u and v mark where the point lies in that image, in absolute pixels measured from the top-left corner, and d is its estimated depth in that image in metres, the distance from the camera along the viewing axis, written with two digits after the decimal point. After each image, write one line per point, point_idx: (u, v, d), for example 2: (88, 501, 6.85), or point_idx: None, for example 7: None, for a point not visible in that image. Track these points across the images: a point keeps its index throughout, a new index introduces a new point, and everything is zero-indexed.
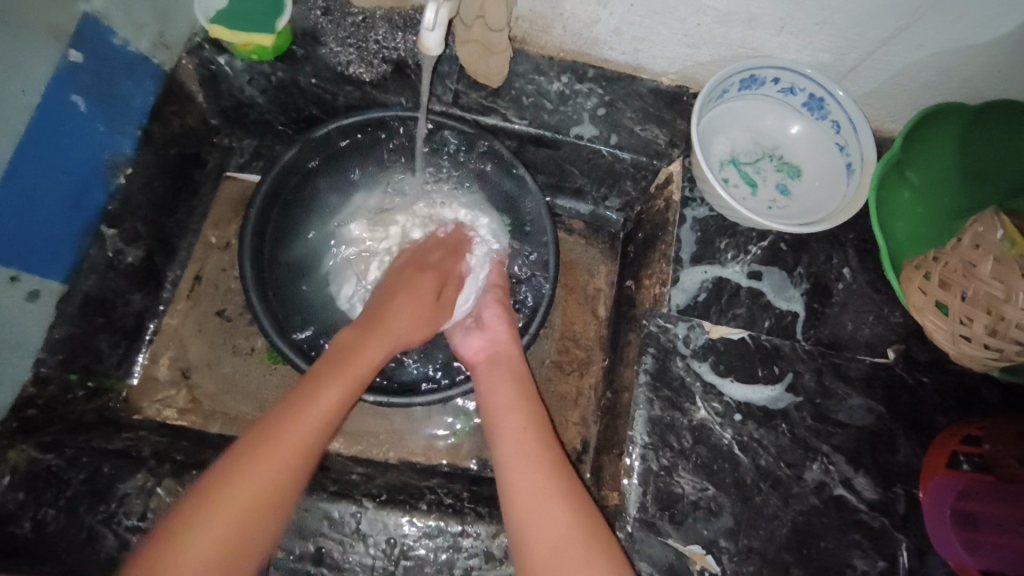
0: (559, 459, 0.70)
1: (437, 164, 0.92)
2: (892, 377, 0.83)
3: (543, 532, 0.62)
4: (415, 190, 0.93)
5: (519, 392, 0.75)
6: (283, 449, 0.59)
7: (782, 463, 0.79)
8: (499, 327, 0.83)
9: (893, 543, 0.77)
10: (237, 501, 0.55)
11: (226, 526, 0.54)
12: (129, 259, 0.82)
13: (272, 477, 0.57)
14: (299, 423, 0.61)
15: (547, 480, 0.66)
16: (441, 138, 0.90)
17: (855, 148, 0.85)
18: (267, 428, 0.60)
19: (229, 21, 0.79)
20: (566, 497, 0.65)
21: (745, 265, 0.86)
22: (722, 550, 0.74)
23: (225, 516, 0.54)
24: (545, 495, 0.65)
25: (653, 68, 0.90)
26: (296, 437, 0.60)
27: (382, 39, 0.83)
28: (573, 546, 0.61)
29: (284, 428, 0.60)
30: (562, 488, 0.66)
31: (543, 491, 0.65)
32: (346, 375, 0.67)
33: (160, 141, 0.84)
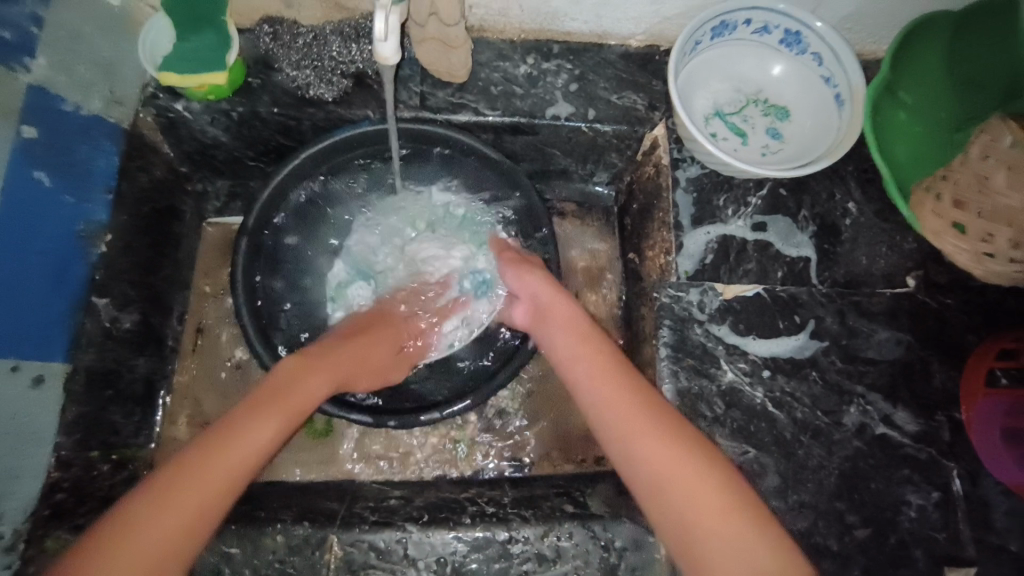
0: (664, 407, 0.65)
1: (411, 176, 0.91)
2: (914, 306, 0.81)
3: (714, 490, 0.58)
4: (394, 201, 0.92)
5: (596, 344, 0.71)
6: (174, 506, 0.53)
7: (819, 413, 0.77)
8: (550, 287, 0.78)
9: (943, 472, 0.75)
10: (241, 453, 0.58)
11: (238, 461, 0.58)
12: (126, 324, 0.80)
13: (178, 519, 0.52)
14: (195, 471, 0.55)
15: (653, 432, 0.62)
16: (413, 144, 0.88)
17: (841, 77, 0.82)
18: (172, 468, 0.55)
19: (178, 60, 0.76)
20: (679, 443, 0.61)
21: (747, 218, 0.84)
22: (773, 511, 0.73)
23: (224, 468, 0.56)
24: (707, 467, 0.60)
25: (618, 32, 0.87)
26: (195, 496, 0.54)
27: (337, 53, 0.82)
28: (680, 488, 0.58)
29: (191, 469, 0.55)
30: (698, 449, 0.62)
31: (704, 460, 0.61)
32: (246, 435, 0.59)
33: (133, 200, 0.82)
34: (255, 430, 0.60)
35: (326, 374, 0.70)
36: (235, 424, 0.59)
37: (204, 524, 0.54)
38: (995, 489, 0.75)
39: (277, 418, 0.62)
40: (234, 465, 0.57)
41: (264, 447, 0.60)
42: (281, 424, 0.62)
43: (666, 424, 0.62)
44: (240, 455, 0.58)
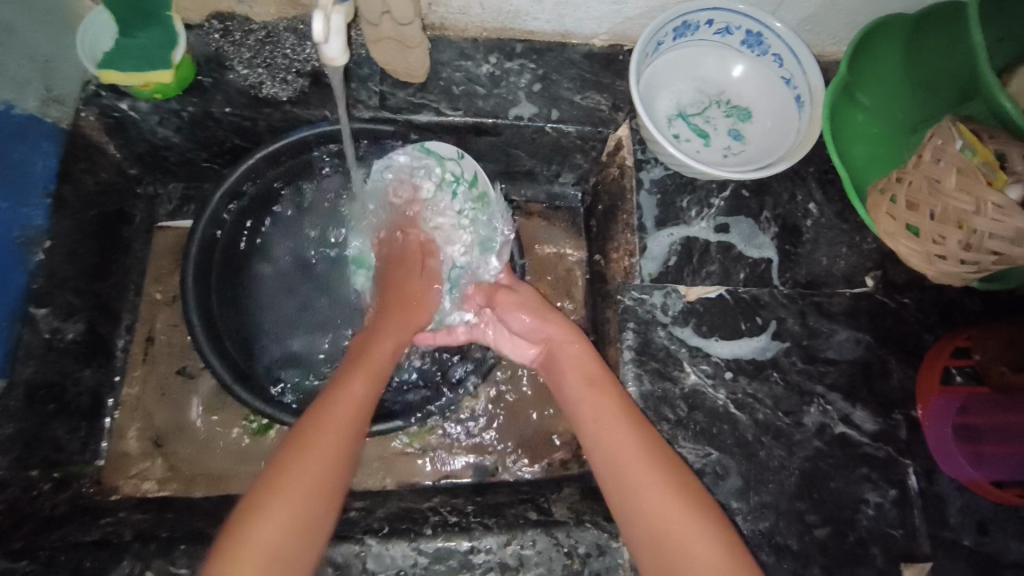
0: (652, 451, 0.65)
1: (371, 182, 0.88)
2: (873, 306, 0.82)
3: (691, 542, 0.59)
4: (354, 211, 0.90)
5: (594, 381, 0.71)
6: (284, 505, 0.56)
7: (781, 413, 0.77)
8: (548, 323, 0.78)
9: (900, 469, 0.76)
10: (325, 448, 0.60)
11: (322, 466, 0.59)
12: (70, 335, 0.76)
13: (284, 523, 0.55)
14: (298, 466, 0.58)
15: (647, 469, 0.63)
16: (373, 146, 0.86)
17: (801, 79, 0.82)
18: (271, 472, 0.58)
19: (122, 61, 0.74)
20: (670, 481, 0.62)
21: (710, 220, 0.84)
22: (735, 513, 0.73)
23: (302, 476, 0.58)
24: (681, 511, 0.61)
25: (581, 31, 0.86)
26: (309, 478, 0.58)
27: (292, 52, 0.80)
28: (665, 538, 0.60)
29: (292, 464, 0.59)
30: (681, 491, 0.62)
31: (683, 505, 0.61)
32: (336, 418, 0.63)
33: (77, 204, 0.78)
34: (331, 429, 0.62)
35: (394, 333, 0.75)
36: (319, 413, 0.63)
37: (312, 526, 0.57)
38: (950, 485, 0.76)
39: (353, 396, 0.66)
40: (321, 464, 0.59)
41: (353, 427, 0.64)
42: (363, 402, 0.66)
43: (658, 462, 0.63)
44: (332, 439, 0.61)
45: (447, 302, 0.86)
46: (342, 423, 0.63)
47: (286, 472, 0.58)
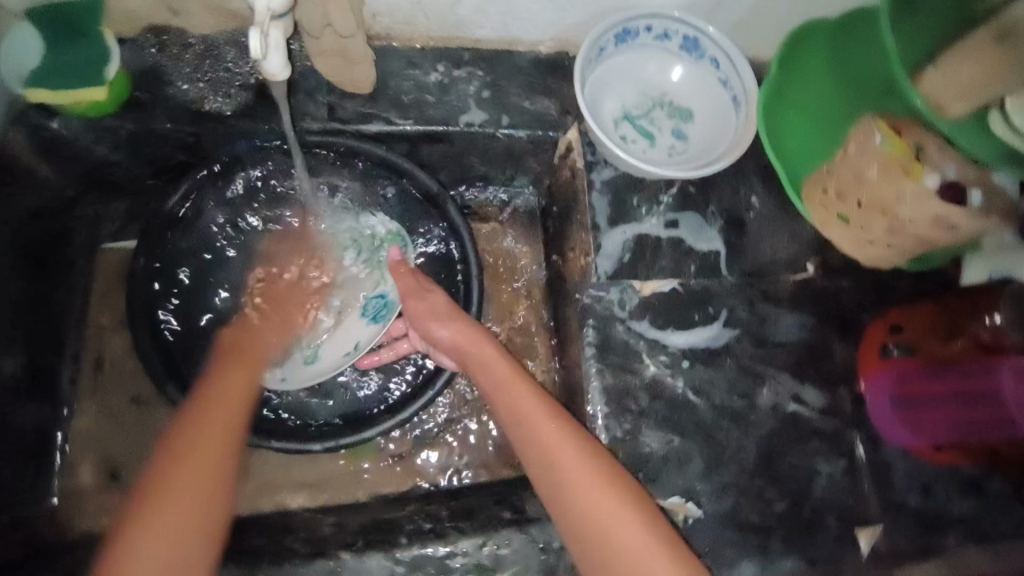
0: (586, 446, 0.66)
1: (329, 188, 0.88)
2: (815, 289, 0.87)
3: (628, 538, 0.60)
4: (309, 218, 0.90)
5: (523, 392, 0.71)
6: (147, 551, 0.52)
7: (736, 397, 0.81)
8: (469, 331, 0.77)
9: (847, 441, 0.82)
10: (190, 487, 0.56)
11: (188, 504, 0.55)
12: (10, 371, 0.72)
13: None
14: (160, 508, 0.54)
15: (588, 473, 0.64)
16: (323, 158, 0.85)
17: (737, 81, 0.87)
18: (134, 525, 0.53)
19: (50, 78, 0.71)
20: (612, 484, 0.64)
21: (660, 216, 0.87)
22: (700, 495, 0.77)
23: (174, 516, 0.54)
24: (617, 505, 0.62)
25: (527, 37, 0.87)
26: (169, 518, 0.54)
27: (233, 65, 0.78)
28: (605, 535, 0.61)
29: (159, 502, 0.54)
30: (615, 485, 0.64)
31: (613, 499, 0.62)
32: (194, 447, 0.58)
33: (10, 230, 0.74)
34: (195, 461, 0.58)
35: (245, 366, 0.70)
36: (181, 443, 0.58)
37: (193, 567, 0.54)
38: (894, 451, 0.82)
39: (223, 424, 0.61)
40: (191, 498, 0.56)
41: (224, 451, 0.60)
42: (229, 428, 0.62)
43: (598, 468, 0.64)
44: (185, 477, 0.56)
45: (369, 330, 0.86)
46: (207, 462, 0.58)
47: (159, 506, 0.54)
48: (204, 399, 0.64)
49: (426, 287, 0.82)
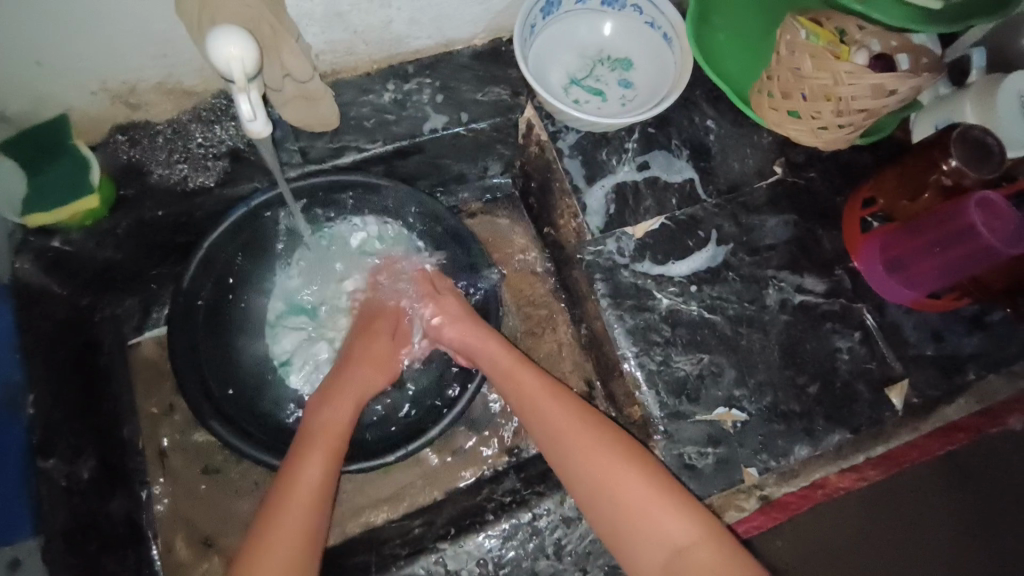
0: (585, 413, 0.75)
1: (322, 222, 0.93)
2: (788, 188, 0.93)
3: (631, 490, 0.67)
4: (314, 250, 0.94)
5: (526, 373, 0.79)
6: (300, 498, 0.67)
7: (747, 303, 0.87)
8: (473, 330, 0.84)
9: (856, 313, 0.88)
10: (295, 513, 0.66)
11: (291, 535, 0.65)
12: (86, 474, 0.76)
13: None
14: (307, 469, 0.70)
15: (586, 440, 0.71)
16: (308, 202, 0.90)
17: (662, 19, 0.92)
18: (290, 472, 0.69)
19: (42, 200, 0.75)
20: (607, 443, 0.71)
21: (631, 162, 0.93)
22: (741, 399, 0.82)
23: (289, 534, 0.65)
24: (619, 463, 0.69)
25: (461, 36, 0.91)
26: (314, 478, 0.69)
27: (203, 139, 0.82)
28: (607, 489, 0.68)
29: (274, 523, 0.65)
30: (613, 442, 0.71)
31: (613, 457, 0.70)
32: (326, 438, 0.73)
33: (46, 350, 0.77)
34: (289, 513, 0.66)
35: (362, 374, 0.83)
36: (315, 432, 0.74)
37: None
38: (900, 311, 0.88)
39: (335, 425, 0.75)
40: (293, 531, 0.65)
41: (314, 502, 0.68)
42: (341, 430, 0.75)
43: (598, 433, 0.72)
44: (311, 461, 0.71)
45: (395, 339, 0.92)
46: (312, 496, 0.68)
47: (271, 534, 0.64)
48: (323, 421, 0.75)
49: (442, 294, 0.88)
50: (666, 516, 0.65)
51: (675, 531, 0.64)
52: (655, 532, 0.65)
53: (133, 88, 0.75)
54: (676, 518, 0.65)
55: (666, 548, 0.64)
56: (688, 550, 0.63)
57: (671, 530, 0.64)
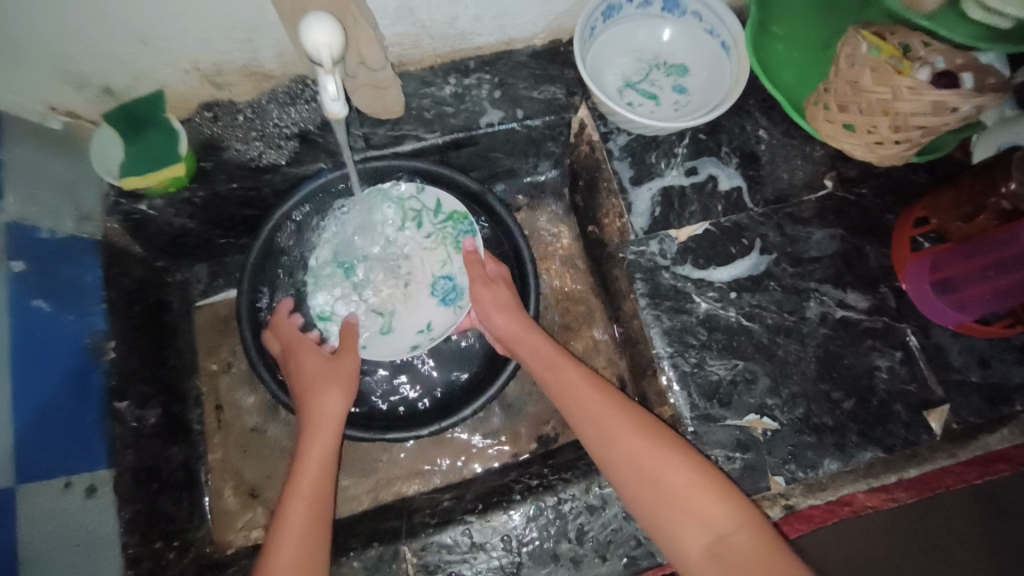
0: (627, 406, 0.76)
1: (383, 189, 0.96)
2: (837, 203, 0.93)
3: (673, 483, 0.68)
4: (366, 211, 0.96)
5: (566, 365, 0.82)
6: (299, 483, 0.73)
7: (786, 314, 0.88)
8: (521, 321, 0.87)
9: (899, 333, 0.87)
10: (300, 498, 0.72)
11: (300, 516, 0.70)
12: (151, 420, 0.82)
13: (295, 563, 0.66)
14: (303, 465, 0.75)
15: (626, 426, 0.74)
16: (382, 179, 0.95)
17: (721, 28, 0.93)
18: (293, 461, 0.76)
19: (136, 167, 0.82)
20: (650, 435, 0.72)
21: (679, 166, 0.94)
22: (772, 408, 0.83)
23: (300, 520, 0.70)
24: (662, 455, 0.70)
25: (522, 35, 0.95)
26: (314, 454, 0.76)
27: (279, 119, 0.88)
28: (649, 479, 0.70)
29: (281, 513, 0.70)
30: (656, 435, 0.73)
31: (654, 450, 0.71)
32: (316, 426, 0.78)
33: (126, 304, 0.85)
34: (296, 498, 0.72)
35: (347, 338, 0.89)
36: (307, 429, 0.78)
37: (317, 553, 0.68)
38: (946, 335, 0.87)
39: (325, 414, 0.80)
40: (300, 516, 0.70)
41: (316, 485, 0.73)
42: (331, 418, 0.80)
43: (637, 424, 0.74)
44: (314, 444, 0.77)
45: (441, 313, 0.96)
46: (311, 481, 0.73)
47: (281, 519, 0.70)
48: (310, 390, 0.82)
49: (496, 280, 0.91)
50: (710, 501, 0.67)
51: (718, 517, 0.66)
52: (695, 517, 0.66)
53: (220, 70, 0.82)
54: (716, 506, 0.66)
55: (710, 536, 0.65)
56: (729, 538, 0.64)
57: (714, 516, 0.66)
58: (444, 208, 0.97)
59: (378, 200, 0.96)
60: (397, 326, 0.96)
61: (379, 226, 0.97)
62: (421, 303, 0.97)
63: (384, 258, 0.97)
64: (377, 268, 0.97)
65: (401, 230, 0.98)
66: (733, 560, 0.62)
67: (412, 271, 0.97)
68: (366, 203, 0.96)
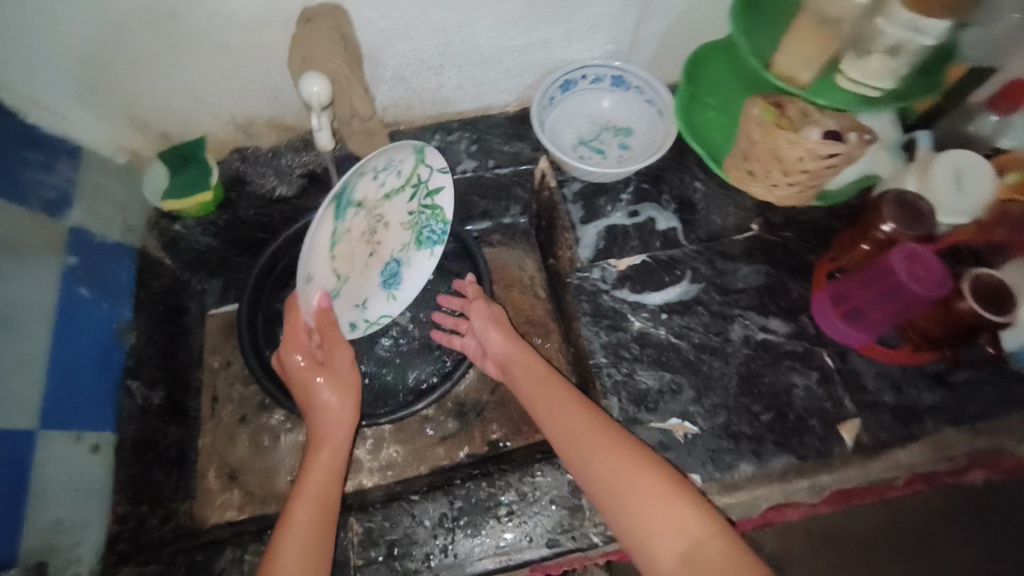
0: (602, 423, 0.82)
1: (413, 163, 0.88)
2: (764, 243, 1.05)
3: (646, 498, 0.74)
4: (390, 168, 0.85)
5: (556, 386, 0.89)
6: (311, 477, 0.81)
7: (712, 334, 0.98)
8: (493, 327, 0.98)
9: (817, 357, 0.96)
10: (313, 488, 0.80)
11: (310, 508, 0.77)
12: (156, 400, 0.97)
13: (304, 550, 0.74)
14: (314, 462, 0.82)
15: (606, 447, 0.79)
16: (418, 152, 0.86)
17: (658, 98, 1.12)
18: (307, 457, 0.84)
19: (175, 192, 1.03)
20: (623, 449, 0.79)
21: (624, 209, 1.10)
22: (695, 415, 0.92)
23: (311, 510, 0.77)
24: (634, 473, 0.76)
25: (497, 102, 1.16)
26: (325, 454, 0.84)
27: (291, 160, 1.09)
28: (625, 491, 0.75)
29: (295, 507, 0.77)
30: (628, 450, 0.79)
31: (626, 465, 0.77)
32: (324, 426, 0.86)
33: (151, 302, 1.03)
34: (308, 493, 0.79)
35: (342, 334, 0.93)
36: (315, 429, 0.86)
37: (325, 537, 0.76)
38: (861, 359, 0.95)
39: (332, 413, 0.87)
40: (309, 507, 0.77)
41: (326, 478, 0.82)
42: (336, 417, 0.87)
43: (613, 439, 0.80)
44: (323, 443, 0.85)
45: (378, 289, 0.99)
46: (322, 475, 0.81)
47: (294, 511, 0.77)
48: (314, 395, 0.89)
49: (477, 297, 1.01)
50: (686, 513, 0.72)
51: (689, 527, 0.71)
52: (672, 525, 0.72)
53: (251, 121, 1.04)
54: (685, 512, 0.72)
55: (682, 545, 0.70)
56: (702, 546, 0.70)
57: (689, 525, 0.71)
58: (437, 199, 0.93)
59: (401, 165, 0.86)
60: (343, 292, 0.93)
61: (381, 179, 0.85)
62: (371, 274, 0.97)
63: (370, 219, 0.90)
64: (356, 227, 0.89)
65: (393, 199, 0.91)
66: (703, 566, 0.68)
67: (377, 243, 0.95)
68: (397, 166, 0.86)
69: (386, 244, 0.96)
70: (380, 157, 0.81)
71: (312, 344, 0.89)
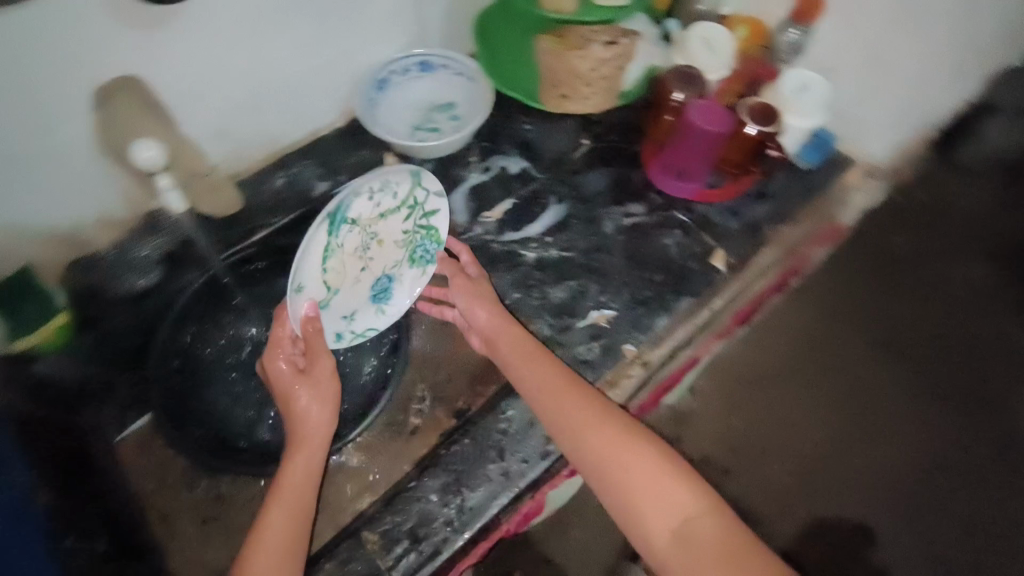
0: (591, 401, 0.86)
1: (415, 190, 1.04)
2: (598, 149, 1.22)
3: (641, 474, 0.79)
4: (382, 180, 1.03)
5: (529, 344, 0.93)
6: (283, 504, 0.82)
7: (591, 236, 1.13)
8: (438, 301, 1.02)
9: (674, 216, 1.15)
10: (285, 516, 0.81)
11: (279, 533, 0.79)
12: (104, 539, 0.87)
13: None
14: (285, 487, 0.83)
15: (596, 424, 0.83)
16: (416, 175, 1.04)
17: (464, 68, 1.23)
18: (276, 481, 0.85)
19: (20, 331, 0.93)
20: (613, 425, 0.83)
21: (478, 168, 1.20)
22: (607, 302, 1.06)
23: (279, 534, 0.79)
24: (625, 450, 0.81)
25: (323, 123, 1.20)
26: (296, 481, 0.84)
27: (140, 250, 1.03)
28: (618, 465, 0.80)
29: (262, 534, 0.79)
30: (617, 425, 0.83)
31: (616, 444, 0.81)
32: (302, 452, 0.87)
33: None
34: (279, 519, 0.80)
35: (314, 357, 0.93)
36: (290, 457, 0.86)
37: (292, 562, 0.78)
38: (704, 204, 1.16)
39: (309, 439, 0.88)
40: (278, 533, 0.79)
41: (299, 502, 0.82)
42: (315, 441, 0.88)
43: (603, 417, 0.84)
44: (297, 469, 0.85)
45: (371, 307, 1.05)
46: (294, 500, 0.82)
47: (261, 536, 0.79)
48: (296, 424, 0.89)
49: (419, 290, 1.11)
50: (679, 486, 0.78)
51: (684, 500, 0.77)
52: (665, 500, 0.77)
53: (80, 227, 0.97)
54: (682, 488, 0.78)
55: (677, 518, 0.76)
56: (696, 521, 0.76)
57: (681, 503, 0.77)
58: (433, 219, 1.05)
59: (402, 188, 1.04)
60: (332, 304, 1.03)
61: (371, 203, 1.04)
62: (364, 291, 1.05)
63: (364, 236, 1.05)
64: (350, 242, 1.04)
65: (390, 224, 1.06)
66: (696, 542, 0.74)
67: (376, 266, 1.06)
68: (392, 196, 1.04)
69: (383, 267, 1.06)
70: (390, 176, 1.03)
71: (295, 351, 0.95)
